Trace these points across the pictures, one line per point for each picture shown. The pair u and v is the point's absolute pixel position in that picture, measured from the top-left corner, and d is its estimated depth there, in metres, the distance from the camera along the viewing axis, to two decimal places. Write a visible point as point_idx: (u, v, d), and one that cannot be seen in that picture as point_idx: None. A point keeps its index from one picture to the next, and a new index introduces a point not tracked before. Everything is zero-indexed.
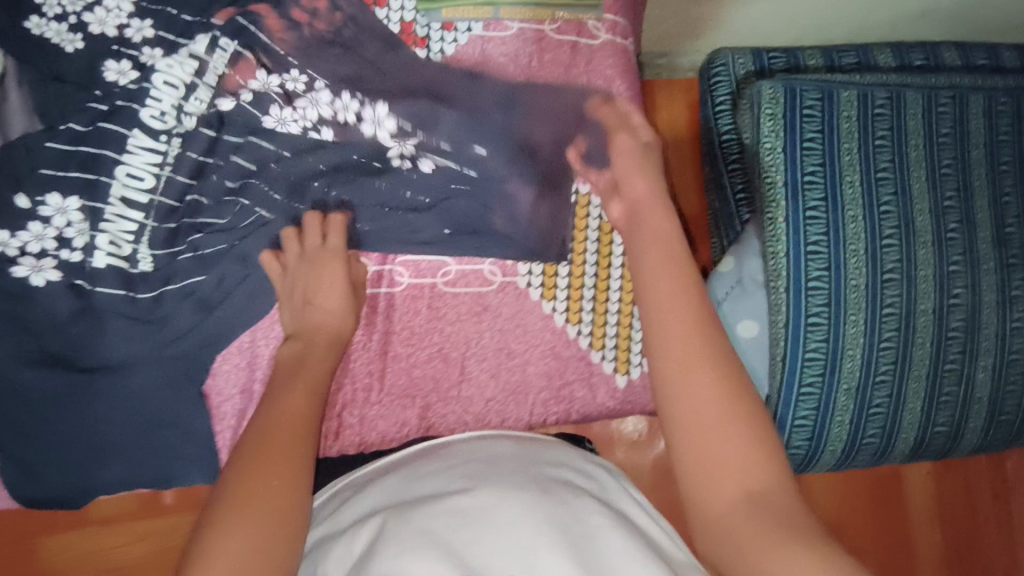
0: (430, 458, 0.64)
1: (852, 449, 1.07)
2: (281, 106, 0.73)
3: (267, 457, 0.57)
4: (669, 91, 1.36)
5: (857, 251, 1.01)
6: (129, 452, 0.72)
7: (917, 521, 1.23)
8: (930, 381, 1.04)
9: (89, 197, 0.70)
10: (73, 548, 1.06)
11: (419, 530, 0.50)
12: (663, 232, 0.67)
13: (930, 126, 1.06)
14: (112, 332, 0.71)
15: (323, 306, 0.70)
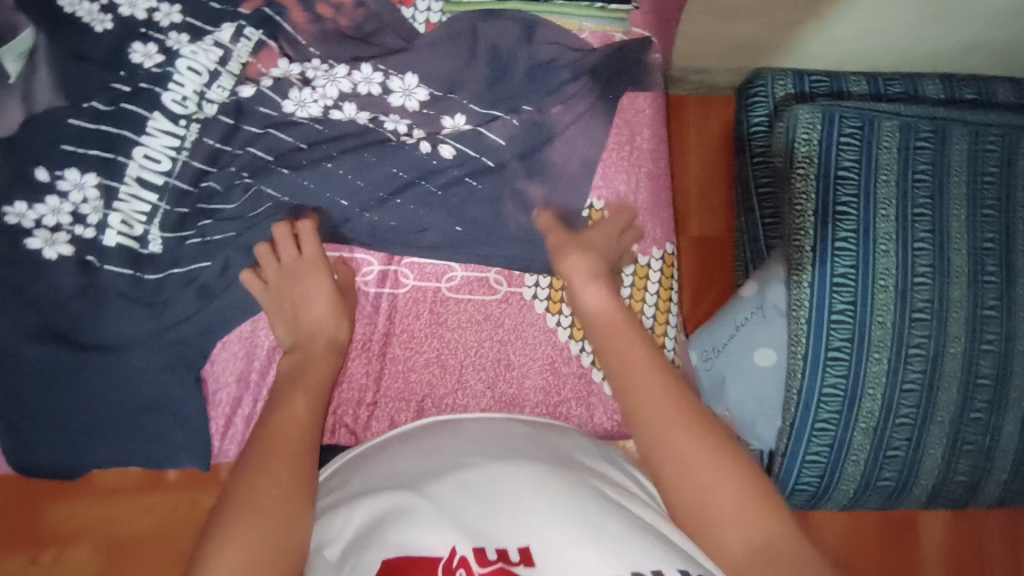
0: (431, 428, 0.62)
1: (865, 490, 1.04)
2: (300, 89, 0.74)
3: (269, 463, 0.55)
4: (703, 109, 1.32)
5: (886, 286, 0.97)
6: (122, 431, 0.73)
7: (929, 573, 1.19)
8: (953, 429, 0.99)
9: (106, 175, 0.71)
10: (77, 517, 1.08)
11: (426, 500, 0.49)
12: (614, 320, 0.65)
13: (974, 163, 1.01)
14: (116, 313, 0.72)
15: (314, 315, 0.69)
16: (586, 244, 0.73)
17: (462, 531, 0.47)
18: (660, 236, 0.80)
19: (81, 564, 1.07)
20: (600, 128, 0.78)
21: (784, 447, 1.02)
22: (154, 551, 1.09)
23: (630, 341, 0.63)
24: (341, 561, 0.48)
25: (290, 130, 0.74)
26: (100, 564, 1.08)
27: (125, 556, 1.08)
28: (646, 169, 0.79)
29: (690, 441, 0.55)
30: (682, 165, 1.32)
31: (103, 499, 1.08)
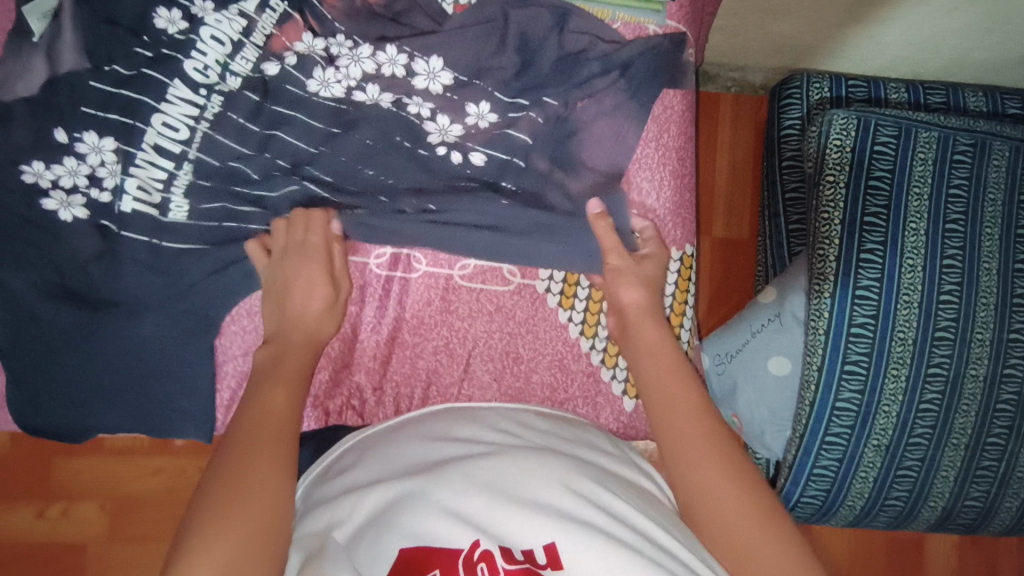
0: (441, 415, 0.60)
1: (872, 507, 1.02)
2: (324, 68, 0.73)
3: (249, 453, 0.55)
4: (737, 108, 1.28)
5: (910, 302, 0.94)
6: (129, 398, 0.73)
7: None
8: (968, 452, 0.96)
9: (124, 140, 0.71)
10: (83, 476, 1.09)
11: (443, 487, 0.47)
12: (668, 356, 0.68)
13: (1013, 181, 0.98)
14: (129, 278, 0.72)
15: (304, 301, 0.69)
16: (644, 275, 0.73)
17: (485, 530, 0.45)
18: (681, 237, 0.78)
19: (86, 521, 1.09)
20: (627, 123, 0.75)
21: (790, 458, 1.00)
22: (157, 513, 1.10)
23: (671, 377, 0.66)
24: (354, 544, 0.46)
25: (315, 112, 0.73)
26: (105, 522, 1.09)
27: (128, 516, 1.10)
28: (672, 168, 0.77)
29: (725, 474, 0.57)
30: (710, 164, 1.29)
31: (110, 459, 1.10)
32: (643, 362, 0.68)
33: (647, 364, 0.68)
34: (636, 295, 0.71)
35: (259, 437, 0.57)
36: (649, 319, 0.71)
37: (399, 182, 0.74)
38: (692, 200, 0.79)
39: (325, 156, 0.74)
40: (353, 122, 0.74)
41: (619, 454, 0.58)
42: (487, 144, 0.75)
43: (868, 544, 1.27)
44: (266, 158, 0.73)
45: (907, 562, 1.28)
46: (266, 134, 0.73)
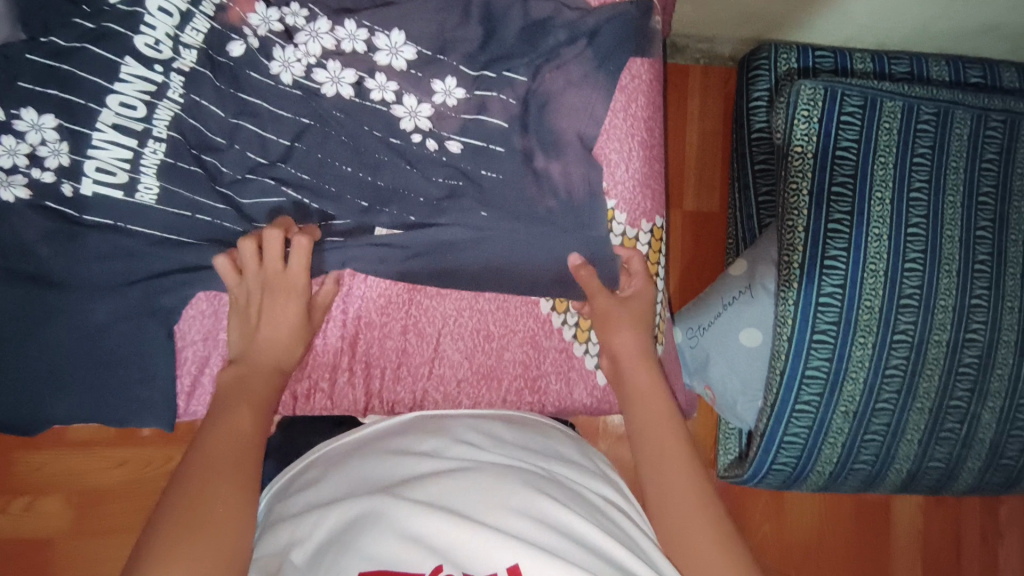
0: (409, 429, 0.59)
1: (841, 472, 1.04)
2: (283, 47, 0.69)
3: (211, 479, 0.52)
4: (706, 80, 1.28)
5: (876, 270, 0.95)
6: (85, 383, 0.68)
7: (899, 551, 1.33)
8: (932, 415, 0.99)
9: (67, 118, 0.65)
10: (48, 468, 1.06)
11: (404, 504, 0.46)
12: (657, 404, 0.64)
13: (974, 149, 0.99)
14: (89, 258, 0.67)
15: (278, 327, 0.66)
16: (633, 318, 0.71)
17: (446, 554, 0.43)
18: (651, 209, 0.76)
19: (53, 514, 1.06)
20: (596, 95, 0.73)
21: (762, 428, 1.01)
22: (126, 504, 1.08)
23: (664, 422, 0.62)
24: (312, 565, 0.44)
25: (283, 103, 0.70)
26: (71, 516, 1.06)
27: (95, 508, 1.07)
28: (640, 139, 0.75)
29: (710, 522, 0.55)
30: (681, 137, 1.28)
31: (75, 451, 1.07)
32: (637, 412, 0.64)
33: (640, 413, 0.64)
34: (627, 336, 0.69)
35: (223, 461, 0.54)
36: (645, 367, 0.67)
37: (371, 178, 0.71)
38: (660, 171, 0.78)
39: (282, 132, 0.70)
40: (329, 115, 0.71)
41: (587, 465, 0.58)
42: (460, 129, 0.72)
43: (838, 509, 1.32)
44: (237, 153, 0.70)
45: (874, 528, 1.32)
46: (232, 124, 0.69)
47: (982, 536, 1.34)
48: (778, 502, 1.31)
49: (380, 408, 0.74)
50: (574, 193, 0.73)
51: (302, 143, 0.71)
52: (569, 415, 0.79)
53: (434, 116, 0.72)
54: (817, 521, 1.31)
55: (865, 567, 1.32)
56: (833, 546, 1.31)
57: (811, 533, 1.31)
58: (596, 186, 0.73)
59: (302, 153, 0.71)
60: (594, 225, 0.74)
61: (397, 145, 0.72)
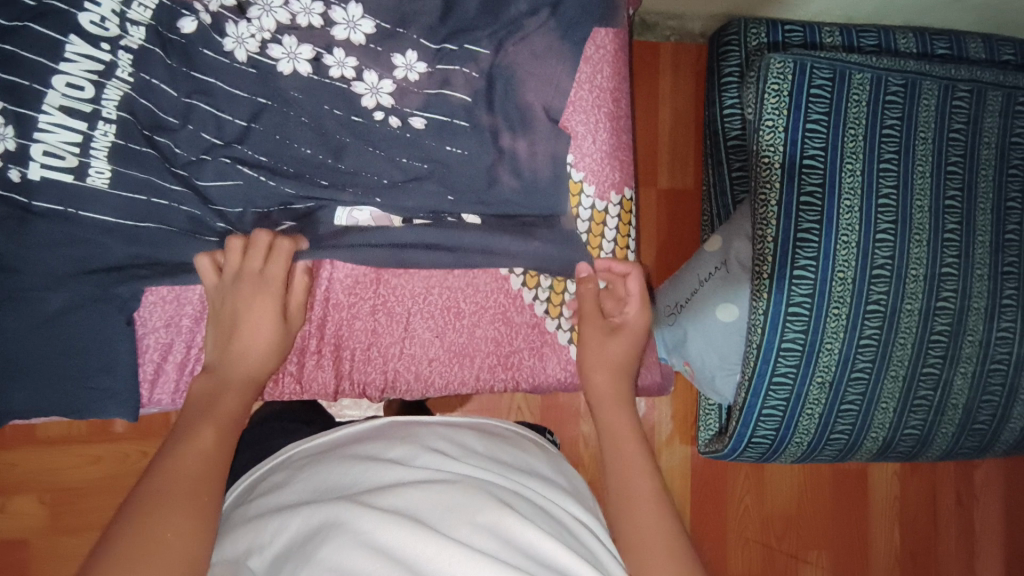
0: (379, 437, 0.60)
1: (818, 443, 1.05)
2: (236, 23, 0.67)
3: (167, 502, 0.49)
4: (676, 57, 1.28)
5: (848, 242, 0.96)
6: (41, 374, 0.65)
7: (877, 521, 1.35)
8: (906, 383, 1.00)
9: (11, 100, 0.62)
10: (19, 468, 1.05)
11: (366, 513, 0.46)
12: (629, 446, 0.62)
13: (941, 119, 1.00)
14: (41, 245, 0.64)
15: (251, 331, 0.64)
16: (608, 352, 0.69)
17: (405, 560, 0.43)
18: (619, 180, 0.75)
19: (26, 514, 1.06)
20: (561, 66, 0.72)
21: (740, 401, 1.02)
22: (100, 502, 1.07)
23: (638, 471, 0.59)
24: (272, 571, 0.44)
25: (240, 81, 0.68)
26: (47, 514, 1.06)
27: (71, 506, 1.06)
28: (607, 111, 0.74)
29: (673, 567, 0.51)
30: (653, 114, 1.28)
31: (49, 448, 1.06)
32: (608, 452, 0.62)
33: (609, 450, 0.62)
34: (600, 377, 0.68)
35: (181, 482, 0.51)
36: (616, 400, 0.66)
37: (331, 162, 0.70)
38: (629, 142, 0.76)
39: (239, 111, 0.68)
40: (287, 97, 0.69)
41: (551, 483, 0.58)
42: (424, 104, 0.71)
43: (817, 481, 1.34)
44: (191, 133, 0.68)
45: (853, 497, 1.35)
46: (186, 104, 0.67)
47: (956, 501, 1.38)
48: (759, 475, 1.32)
49: (350, 390, 0.73)
50: (538, 172, 0.73)
51: (259, 123, 0.69)
52: (544, 391, 0.78)
53: (396, 92, 0.70)
54: (797, 493, 1.33)
55: (846, 535, 1.34)
56: (814, 516, 1.34)
57: (791, 505, 1.33)
58: (561, 161, 0.73)
59: (259, 134, 0.69)
60: (561, 204, 0.74)
61: (358, 124, 0.70)
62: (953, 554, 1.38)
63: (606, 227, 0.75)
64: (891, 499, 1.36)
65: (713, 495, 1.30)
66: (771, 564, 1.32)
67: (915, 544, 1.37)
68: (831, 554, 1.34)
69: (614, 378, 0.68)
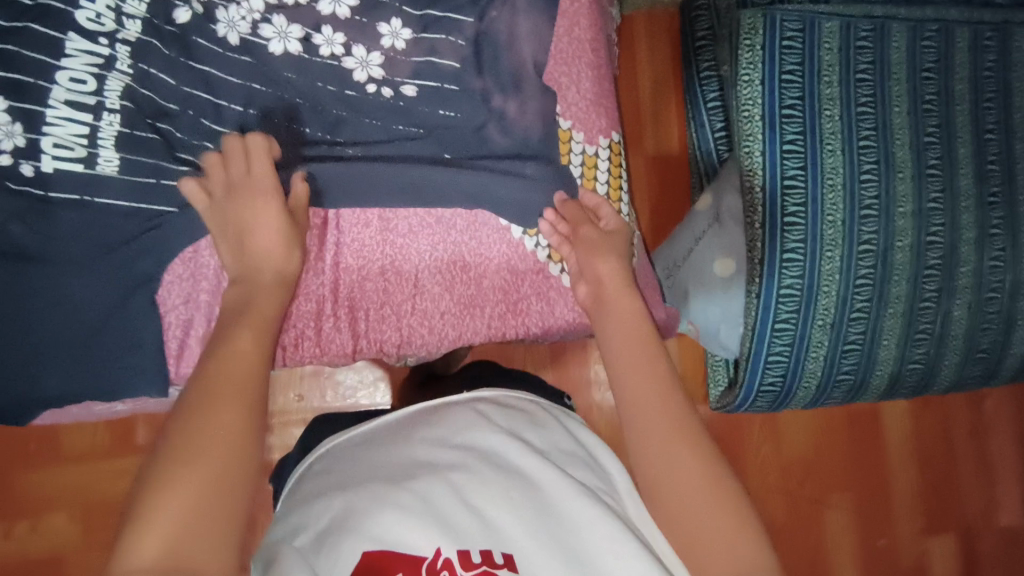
0: (415, 419, 0.64)
1: (826, 386, 1.07)
2: (226, 8, 0.70)
3: (218, 396, 0.53)
4: (651, 26, 1.32)
5: (834, 185, 1.00)
6: (71, 359, 0.67)
7: (893, 456, 1.38)
8: (905, 318, 1.02)
9: (16, 98, 0.64)
10: (49, 485, 1.09)
11: (402, 489, 0.51)
12: (640, 342, 0.66)
13: (913, 59, 1.03)
14: (61, 232, 0.66)
15: (264, 233, 0.64)
16: (611, 247, 0.72)
17: (447, 533, 0.48)
18: (606, 126, 0.78)
19: (59, 530, 1.09)
20: (545, 24, 0.74)
21: (746, 350, 1.05)
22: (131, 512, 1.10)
23: (660, 390, 0.62)
24: (319, 546, 0.50)
25: (235, 67, 0.70)
26: (81, 529, 1.09)
27: (103, 518, 1.09)
28: (587, 60, 0.77)
29: (691, 465, 0.57)
30: (633, 83, 1.31)
31: (76, 463, 1.10)
32: (621, 348, 0.66)
33: (620, 345, 0.66)
34: (607, 270, 0.70)
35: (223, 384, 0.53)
36: (625, 290, 0.69)
37: (330, 137, 0.72)
38: (611, 89, 0.80)
39: (234, 91, 0.70)
40: (280, 77, 0.71)
41: (576, 450, 0.62)
42: (413, 72, 0.73)
43: (831, 425, 1.36)
44: (191, 119, 0.70)
45: (867, 439, 1.37)
46: (185, 93, 0.69)
47: (970, 432, 1.41)
48: (773, 426, 1.35)
49: (369, 349, 0.75)
50: (529, 131, 0.74)
51: (255, 108, 0.70)
52: (554, 335, 0.80)
53: (385, 64, 0.73)
54: (812, 438, 1.36)
55: (864, 478, 1.37)
56: (831, 462, 1.36)
57: (807, 454, 1.36)
58: (550, 120, 0.74)
59: (256, 118, 0.70)
60: (552, 153, 0.75)
61: (352, 97, 0.72)
62: (973, 486, 1.40)
63: (599, 167, 0.78)
64: (906, 437, 1.38)
65: (731, 447, 1.33)
66: (795, 512, 1.34)
67: (935, 479, 1.39)
68: (854, 499, 1.36)
69: (618, 267, 0.71)
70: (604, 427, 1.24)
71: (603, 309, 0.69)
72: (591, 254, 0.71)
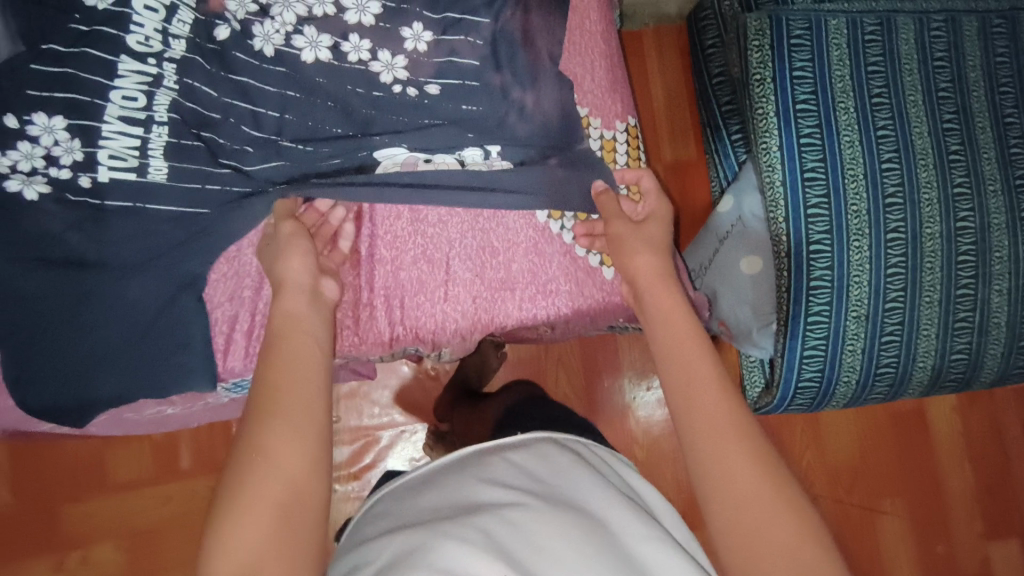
0: (462, 466, 0.63)
1: (867, 381, 1.04)
2: (262, 23, 0.75)
3: (274, 431, 0.54)
4: (658, 40, 1.36)
5: (856, 175, 1.00)
6: (126, 358, 0.71)
7: (944, 456, 1.33)
8: (942, 307, 1.01)
9: (75, 116, 0.70)
10: (96, 516, 1.11)
11: (459, 522, 0.50)
12: (687, 341, 0.65)
13: (923, 48, 1.04)
14: (113, 238, 0.71)
15: (282, 262, 0.66)
16: (645, 238, 0.73)
17: (503, 558, 0.47)
18: (621, 111, 0.83)
19: (107, 561, 1.10)
20: (559, 20, 0.79)
21: (780, 346, 1.03)
22: (175, 540, 1.12)
23: (711, 391, 0.61)
24: None
25: (271, 76, 0.75)
26: (128, 559, 1.11)
27: (149, 547, 1.11)
28: (598, 51, 0.82)
29: (750, 469, 0.55)
30: (646, 93, 1.34)
31: (122, 492, 1.12)
32: (667, 350, 0.65)
33: (665, 347, 0.66)
34: (641, 258, 0.71)
35: (279, 414, 0.55)
36: (660, 281, 0.70)
37: (359, 133, 0.76)
38: (623, 79, 0.85)
39: (271, 99, 0.75)
40: (312, 83, 0.75)
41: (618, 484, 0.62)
42: (436, 72, 0.77)
43: (875, 424, 1.33)
44: (233, 126, 0.75)
45: (915, 440, 1.33)
46: (225, 103, 0.74)
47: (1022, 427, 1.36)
48: (815, 428, 1.32)
49: (406, 336, 0.77)
50: (548, 115, 0.78)
51: (289, 113, 0.75)
52: (584, 317, 0.81)
53: (409, 66, 0.77)
54: (857, 440, 1.32)
55: (916, 479, 1.32)
56: (879, 463, 1.32)
57: (853, 456, 1.32)
58: (568, 106, 0.78)
59: (293, 123, 0.76)
60: (570, 133, 0.78)
61: (380, 98, 0.76)
62: None
63: (617, 152, 0.82)
64: (955, 435, 1.34)
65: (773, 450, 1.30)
66: (847, 519, 1.29)
67: (990, 479, 1.34)
68: (908, 504, 1.31)
69: (656, 261, 0.72)
70: (642, 434, 1.23)
71: (648, 318, 0.69)
72: (628, 246, 0.72)
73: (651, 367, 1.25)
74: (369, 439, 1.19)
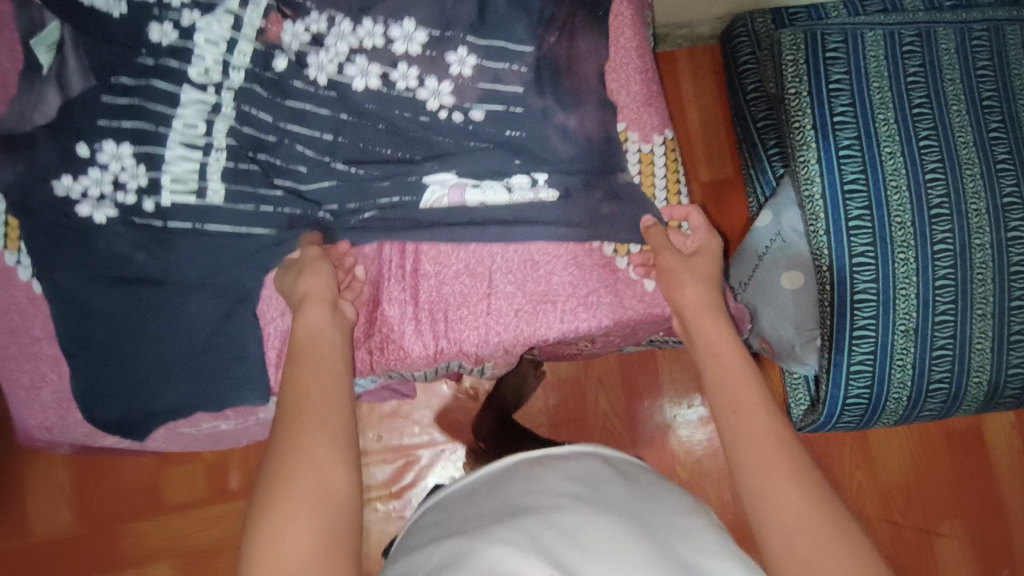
0: (507, 476, 0.64)
1: (918, 398, 1.01)
2: (316, 53, 0.78)
3: (306, 432, 0.57)
4: (693, 60, 1.37)
5: (899, 186, 0.98)
6: (185, 372, 0.74)
7: (1005, 479, 1.27)
8: (996, 320, 0.97)
9: (140, 143, 0.75)
10: (152, 537, 1.14)
11: (505, 528, 0.51)
12: (730, 362, 0.66)
13: (965, 58, 1.03)
14: (176, 257, 0.75)
15: (304, 282, 0.70)
16: (696, 268, 0.75)
17: (546, 559, 0.47)
18: (658, 124, 0.83)
19: None
20: (604, 41, 0.81)
21: (826, 361, 1.01)
22: (225, 562, 1.14)
23: (756, 410, 0.61)
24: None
25: (323, 102, 0.79)
26: None
27: (201, 567, 1.14)
28: (633, 66, 0.83)
29: (794, 486, 0.55)
30: (682, 113, 1.36)
31: (176, 513, 1.15)
32: (712, 372, 0.66)
33: (712, 368, 0.67)
34: (688, 285, 0.73)
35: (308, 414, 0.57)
36: (707, 309, 0.72)
37: (408, 155, 0.80)
38: (659, 90, 0.85)
39: (323, 124, 0.79)
40: (362, 108, 0.79)
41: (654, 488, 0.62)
42: (480, 98, 0.79)
43: (929, 444, 1.28)
44: (288, 147, 0.78)
45: (973, 461, 1.28)
46: (281, 127, 0.78)
47: None
48: (865, 447, 1.28)
49: (450, 349, 0.78)
50: (591, 135, 0.80)
51: (342, 137, 0.79)
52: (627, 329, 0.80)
53: (455, 91, 0.79)
54: (910, 460, 1.27)
55: (973, 500, 1.26)
56: (935, 484, 1.27)
57: (906, 476, 1.27)
58: (611, 131, 0.80)
59: (345, 145, 0.79)
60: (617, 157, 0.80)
61: (426, 121, 0.79)
62: None
63: (656, 166, 0.82)
64: (1017, 456, 1.27)
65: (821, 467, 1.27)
66: (901, 541, 1.25)
67: None
68: (966, 528, 1.26)
69: (700, 288, 0.73)
70: (685, 451, 1.22)
71: (694, 339, 0.71)
72: (675, 270, 0.75)
73: (693, 385, 1.23)
74: (410, 458, 1.20)
